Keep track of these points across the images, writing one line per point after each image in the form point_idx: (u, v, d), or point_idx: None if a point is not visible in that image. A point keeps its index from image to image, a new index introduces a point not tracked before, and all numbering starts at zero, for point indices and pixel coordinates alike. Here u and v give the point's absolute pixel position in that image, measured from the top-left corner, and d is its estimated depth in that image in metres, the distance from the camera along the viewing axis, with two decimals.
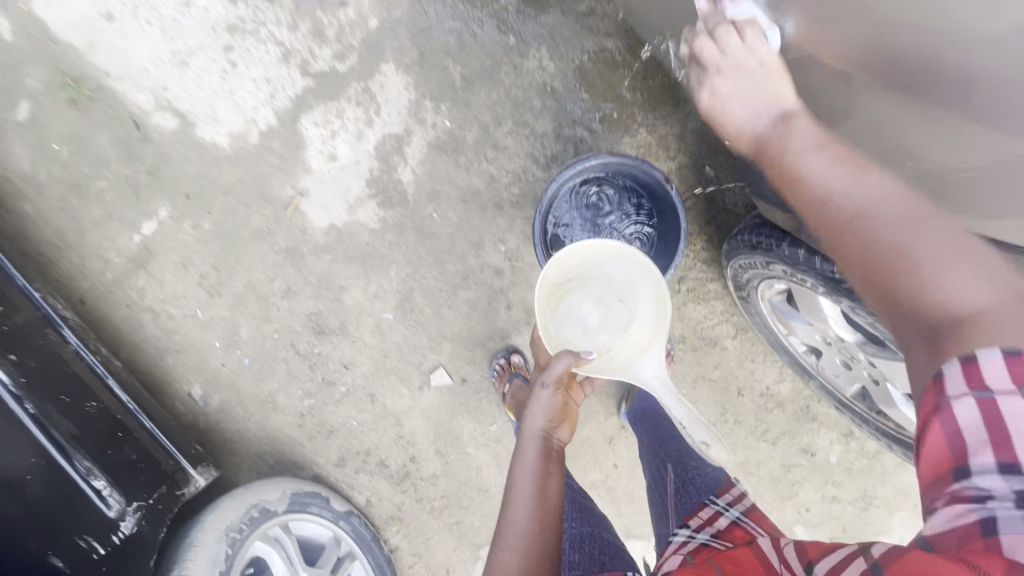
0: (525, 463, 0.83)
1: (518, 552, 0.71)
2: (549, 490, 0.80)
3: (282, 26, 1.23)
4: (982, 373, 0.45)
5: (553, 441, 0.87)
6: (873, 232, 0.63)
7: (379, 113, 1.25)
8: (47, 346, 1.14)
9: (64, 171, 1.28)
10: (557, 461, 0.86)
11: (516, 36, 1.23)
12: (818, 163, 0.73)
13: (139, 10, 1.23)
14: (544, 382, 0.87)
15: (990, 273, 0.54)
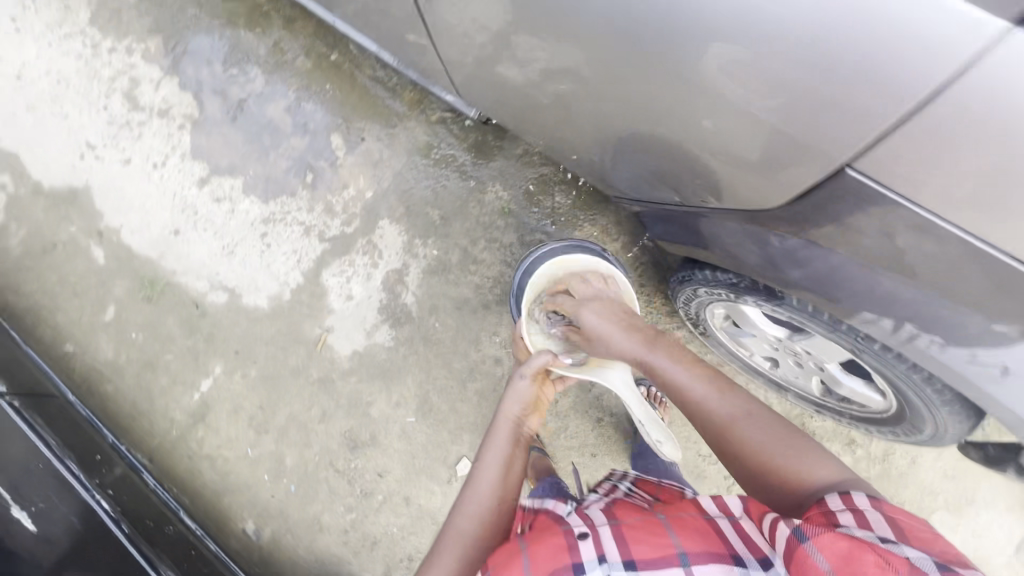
0: (497, 444, 1.00)
1: (472, 520, 0.90)
2: (513, 471, 0.97)
3: (303, 211, 1.64)
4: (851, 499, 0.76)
5: (523, 428, 1.04)
6: (749, 439, 0.90)
7: (381, 257, 1.60)
8: (134, 486, 1.46)
9: (140, 352, 1.59)
10: (523, 447, 1.02)
11: (475, 179, 1.62)
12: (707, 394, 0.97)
13: (198, 222, 1.66)
14: (522, 373, 1.07)
15: (797, 444, 0.88)
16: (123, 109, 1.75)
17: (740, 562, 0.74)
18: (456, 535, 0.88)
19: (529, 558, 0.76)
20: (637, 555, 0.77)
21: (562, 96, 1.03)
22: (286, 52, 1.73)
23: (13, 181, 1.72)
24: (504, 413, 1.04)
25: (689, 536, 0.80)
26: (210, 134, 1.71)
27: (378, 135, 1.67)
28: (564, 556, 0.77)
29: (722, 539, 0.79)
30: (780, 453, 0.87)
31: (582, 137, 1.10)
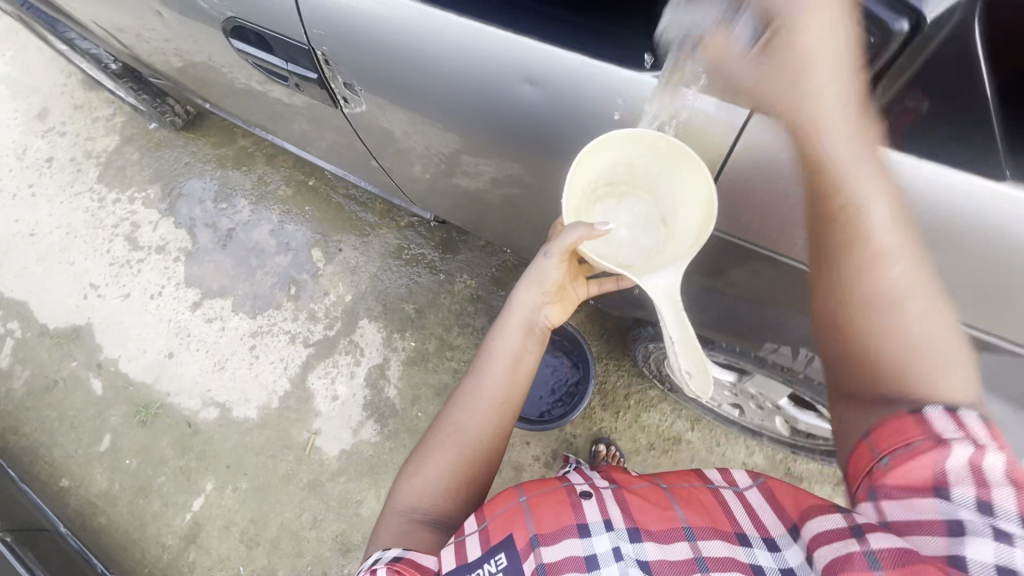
0: (509, 334, 0.85)
1: (477, 419, 0.80)
2: (523, 364, 0.85)
3: (289, 320, 1.76)
4: (967, 420, 0.49)
5: (539, 318, 0.87)
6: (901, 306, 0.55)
7: (363, 354, 1.69)
8: None
9: (133, 478, 1.62)
10: (538, 339, 0.87)
11: (444, 273, 1.76)
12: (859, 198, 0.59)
13: (192, 344, 1.77)
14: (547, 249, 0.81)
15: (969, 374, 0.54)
16: (124, 250, 1.94)
17: (745, 542, 0.58)
18: (458, 434, 0.80)
19: (534, 520, 0.63)
20: (643, 524, 0.61)
21: (510, 196, 1.15)
22: (268, 183, 1.97)
23: (21, 327, 1.86)
24: (518, 299, 0.85)
25: (696, 506, 0.63)
26: (202, 262, 1.88)
27: (353, 244, 1.84)
28: (568, 517, 0.62)
29: (727, 511, 0.62)
30: (905, 316, 0.54)
31: (532, 226, 1.24)
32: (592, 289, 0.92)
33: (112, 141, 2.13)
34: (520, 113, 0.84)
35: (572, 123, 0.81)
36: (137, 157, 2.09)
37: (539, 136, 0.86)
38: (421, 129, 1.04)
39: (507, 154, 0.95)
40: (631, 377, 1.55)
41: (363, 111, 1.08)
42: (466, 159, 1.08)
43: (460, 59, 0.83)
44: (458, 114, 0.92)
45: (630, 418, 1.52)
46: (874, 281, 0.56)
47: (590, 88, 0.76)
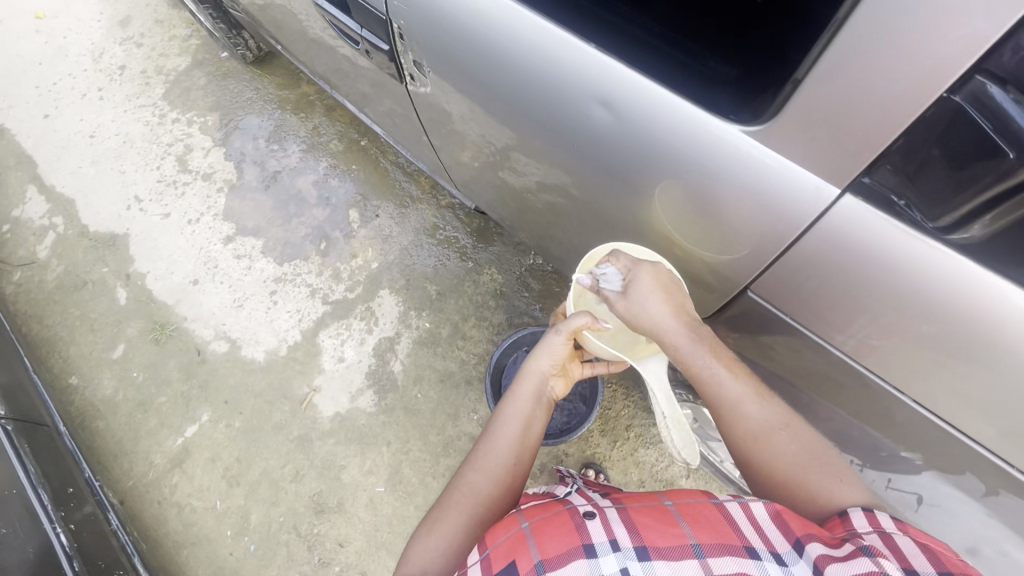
0: (520, 399, 0.90)
1: (489, 480, 0.82)
2: (532, 430, 0.88)
3: (312, 274, 1.77)
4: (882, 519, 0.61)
5: (547, 388, 0.93)
6: (773, 448, 0.73)
7: (377, 323, 1.69)
8: (94, 520, 1.45)
9: (136, 392, 1.67)
10: (545, 407, 0.92)
11: (473, 261, 1.74)
12: (734, 388, 0.76)
13: (216, 276, 1.80)
14: (559, 330, 0.92)
15: (828, 466, 0.71)
16: (173, 170, 1.98)
17: (754, 555, 0.57)
18: (469, 494, 0.80)
19: (537, 546, 0.59)
20: (650, 542, 0.58)
21: (553, 205, 1.11)
22: (322, 134, 1.97)
23: (64, 223, 1.92)
24: (531, 369, 0.92)
25: (703, 524, 0.61)
26: (243, 199, 1.90)
27: (390, 213, 1.83)
28: (572, 538, 0.59)
29: (733, 527, 0.60)
30: (806, 469, 0.71)
31: (574, 241, 1.20)
32: (588, 370, 1.00)
33: (184, 62, 2.17)
34: (594, 133, 0.79)
35: (645, 156, 0.75)
36: (203, 82, 2.12)
37: (586, 137, 0.81)
38: (481, 120, 1.01)
39: (554, 156, 0.92)
40: (636, 410, 1.52)
41: (426, 92, 1.07)
42: (516, 157, 1.05)
43: (538, 67, 0.78)
44: (517, 107, 0.87)
45: (626, 451, 1.48)
46: (774, 459, 0.73)
47: (670, 128, 0.69)
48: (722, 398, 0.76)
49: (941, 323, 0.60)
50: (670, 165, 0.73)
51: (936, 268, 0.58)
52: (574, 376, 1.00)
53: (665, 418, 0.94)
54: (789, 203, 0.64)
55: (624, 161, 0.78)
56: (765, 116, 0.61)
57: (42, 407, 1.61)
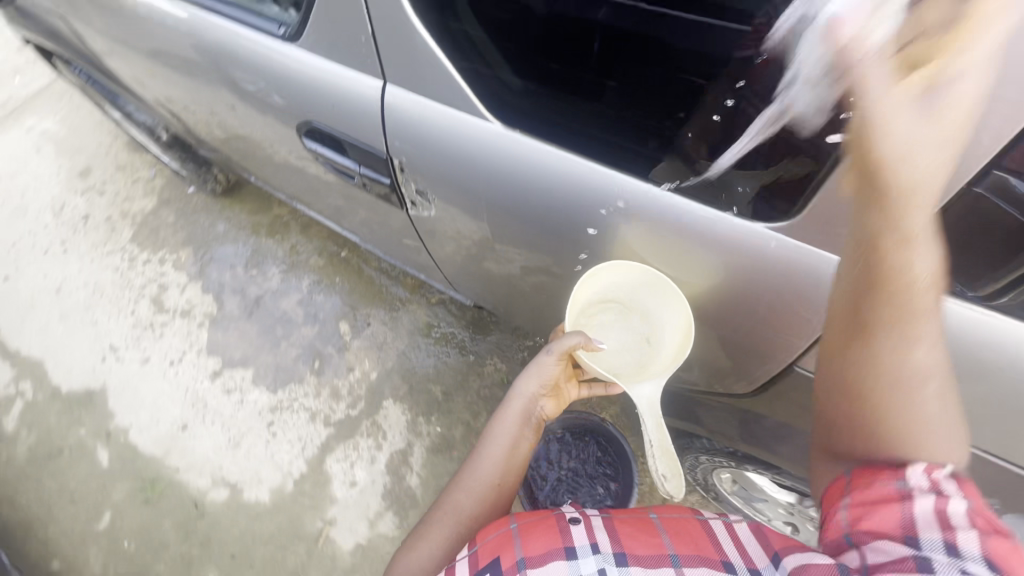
0: (508, 419, 0.94)
1: (473, 498, 0.88)
2: (519, 452, 0.93)
3: (310, 396, 1.70)
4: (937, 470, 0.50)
5: (536, 409, 0.96)
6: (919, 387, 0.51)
7: (385, 437, 1.62)
8: None
9: (129, 564, 1.51)
10: (533, 428, 0.96)
11: (473, 354, 1.72)
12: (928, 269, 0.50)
13: (206, 416, 1.70)
14: (549, 349, 0.94)
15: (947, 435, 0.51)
16: (148, 312, 1.91)
17: (730, 568, 0.56)
18: (454, 512, 0.87)
19: (521, 544, 0.60)
20: (629, 548, 0.58)
21: (542, 284, 1.15)
22: (300, 252, 1.98)
23: (34, 389, 1.81)
24: (519, 390, 0.95)
25: (684, 536, 0.61)
26: (227, 330, 1.85)
27: (382, 319, 1.81)
28: (555, 539, 0.60)
29: (713, 543, 0.59)
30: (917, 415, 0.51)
31: None
32: (585, 390, 1.06)
33: (150, 202, 2.17)
34: (559, 212, 0.90)
35: (605, 223, 0.86)
36: (172, 219, 2.11)
37: (563, 212, 0.89)
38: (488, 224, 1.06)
39: (540, 237, 0.99)
40: None
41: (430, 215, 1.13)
42: (500, 247, 1.12)
43: (524, 167, 0.88)
44: (511, 201, 0.95)
45: None
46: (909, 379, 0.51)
47: (619, 201, 0.80)
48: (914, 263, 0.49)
49: (986, 381, 0.64)
50: (637, 222, 0.81)
51: (987, 334, 0.61)
52: (567, 396, 1.04)
53: (650, 444, 0.85)
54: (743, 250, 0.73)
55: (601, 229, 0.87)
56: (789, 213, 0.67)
57: None
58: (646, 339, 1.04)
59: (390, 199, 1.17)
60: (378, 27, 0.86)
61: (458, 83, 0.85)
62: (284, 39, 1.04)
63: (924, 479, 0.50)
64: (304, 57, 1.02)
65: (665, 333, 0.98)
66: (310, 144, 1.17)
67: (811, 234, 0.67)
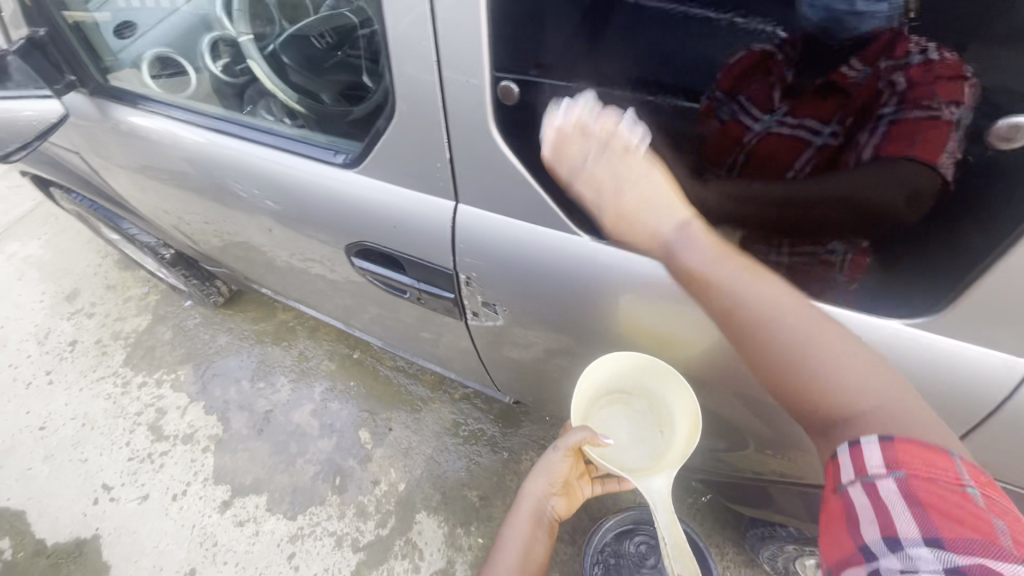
0: (520, 522, 0.91)
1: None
2: (533, 557, 0.89)
3: (333, 518, 1.56)
4: (864, 460, 0.50)
5: (547, 508, 0.92)
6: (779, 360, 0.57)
7: (423, 556, 1.47)
8: None
9: None
10: (546, 529, 0.92)
11: (507, 450, 1.63)
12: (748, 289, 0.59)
13: (218, 556, 1.53)
14: (557, 445, 0.89)
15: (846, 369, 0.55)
16: (146, 442, 1.76)
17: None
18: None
19: None
20: None
21: (565, 368, 1.11)
22: (310, 358, 1.90)
23: (13, 546, 1.60)
24: (528, 490, 0.91)
25: None
26: (235, 451, 1.71)
27: (404, 421, 1.72)
28: None
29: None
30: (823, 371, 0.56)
31: None
32: (599, 488, 0.99)
33: (143, 321, 2.08)
34: (564, 300, 0.93)
35: (608, 304, 0.89)
36: (169, 336, 2.02)
37: (589, 294, 0.89)
38: (530, 317, 1.00)
39: (568, 325, 0.97)
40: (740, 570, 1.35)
41: (494, 324, 1.08)
42: (522, 334, 1.08)
43: (561, 250, 0.87)
44: (541, 290, 0.93)
45: None
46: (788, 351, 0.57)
47: (642, 280, 0.83)
48: (734, 279, 0.59)
49: None
50: (665, 294, 0.83)
51: None
52: (581, 494, 0.97)
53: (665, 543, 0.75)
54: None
55: (624, 308, 0.88)
56: (933, 309, 0.65)
57: None
58: (659, 427, 0.96)
59: (450, 311, 1.10)
60: (457, 150, 0.83)
61: (537, 189, 0.82)
62: (343, 166, 1.01)
63: (855, 477, 0.50)
64: (361, 180, 0.99)
65: (675, 421, 0.93)
66: (360, 262, 1.14)
67: (963, 328, 0.64)
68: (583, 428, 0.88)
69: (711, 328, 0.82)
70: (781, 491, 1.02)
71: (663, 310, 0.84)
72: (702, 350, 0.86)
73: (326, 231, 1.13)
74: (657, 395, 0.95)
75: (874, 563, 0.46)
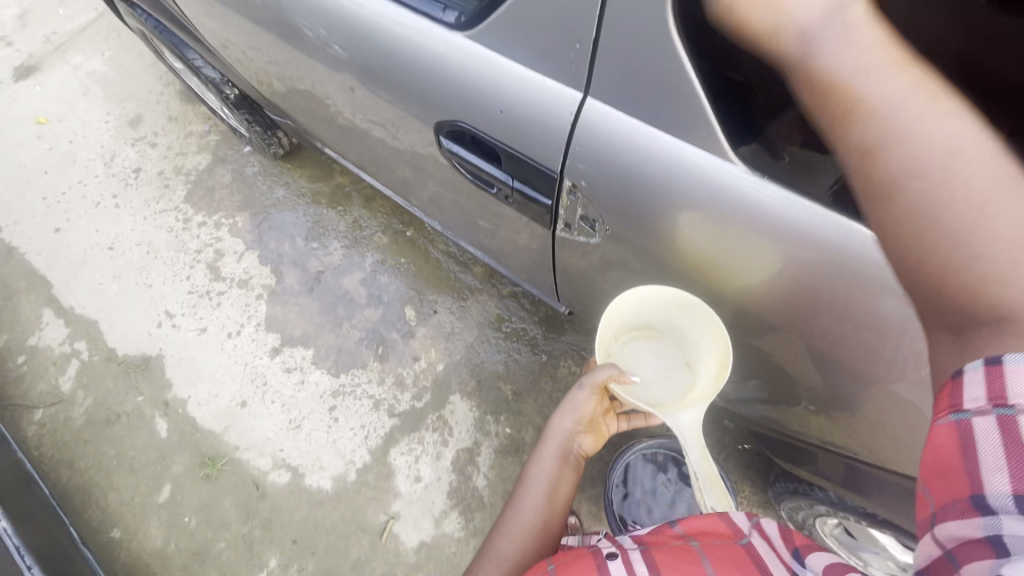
0: (545, 461, 0.88)
1: (514, 543, 0.81)
2: (560, 494, 0.86)
3: (373, 383, 1.64)
4: (1006, 378, 0.37)
5: (573, 446, 0.89)
6: (907, 201, 0.43)
7: (452, 433, 1.56)
8: None
9: (191, 539, 1.50)
10: (573, 466, 0.89)
11: (546, 353, 1.64)
12: (896, 102, 0.45)
13: (267, 395, 1.65)
14: (581, 383, 0.88)
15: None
16: (205, 279, 1.84)
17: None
18: (496, 557, 0.80)
19: None
20: None
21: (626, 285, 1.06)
22: (364, 228, 1.88)
23: (89, 349, 1.76)
24: (554, 428, 0.89)
25: (726, 562, 0.54)
26: (287, 304, 1.77)
27: (450, 308, 1.73)
28: None
29: (754, 556, 0.55)
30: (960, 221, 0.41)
31: None
32: (624, 425, 0.98)
33: (204, 160, 2.06)
34: (626, 213, 0.85)
35: (670, 221, 0.81)
36: (228, 180, 2.01)
37: (661, 211, 0.81)
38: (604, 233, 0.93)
39: (637, 244, 0.90)
40: (751, 506, 1.36)
41: (583, 241, 1.00)
42: (589, 245, 1.00)
43: (640, 153, 0.78)
44: (610, 199, 0.85)
45: None
46: (915, 198, 0.43)
47: (727, 201, 0.74)
48: (859, 113, 0.46)
49: None
50: (748, 220, 0.74)
51: None
52: (607, 431, 0.96)
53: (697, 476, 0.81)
54: (809, 241, 0.71)
55: (689, 233, 0.81)
56: None
57: (87, 570, 1.39)
58: (685, 362, 1.04)
59: (538, 218, 1.01)
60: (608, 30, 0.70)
61: (685, 87, 0.69)
62: (453, 28, 0.88)
63: (982, 401, 0.38)
64: (476, 51, 0.86)
65: (702, 361, 0.98)
66: (449, 147, 1.05)
67: None
68: (610, 365, 0.88)
69: (778, 265, 0.76)
70: (834, 461, 0.99)
71: (736, 240, 0.76)
72: (778, 296, 0.80)
73: (417, 104, 1.01)
74: (681, 333, 1.01)
75: (996, 545, 0.35)
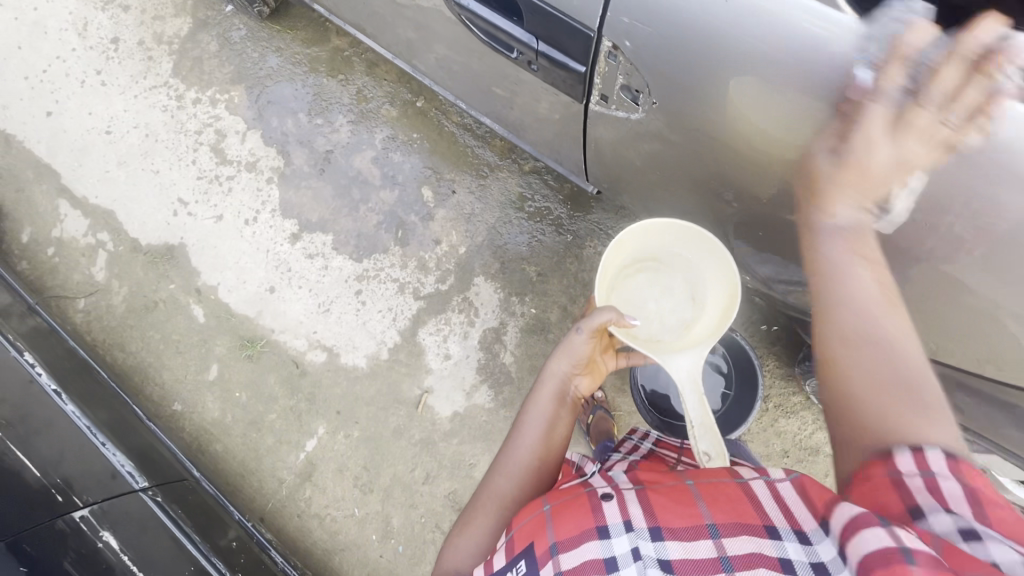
0: (541, 401, 0.85)
1: (512, 481, 0.79)
2: (556, 433, 0.83)
3: (396, 267, 1.63)
4: None
5: (570, 387, 0.87)
6: (858, 376, 0.63)
7: (478, 314, 1.58)
8: (241, 542, 1.47)
9: (245, 411, 1.63)
10: (570, 407, 0.86)
11: (571, 233, 1.57)
12: (862, 314, 0.66)
13: (293, 280, 1.67)
14: (578, 327, 0.86)
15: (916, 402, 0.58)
16: (211, 163, 1.75)
17: (774, 535, 0.54)
18: (493, 495, 0.78)
19: (554, 528, 0.60)
20: (663, 522, 0.57)
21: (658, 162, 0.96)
22: (369, 99, 1.71)
23: (111, 239, 1.76)
24: (550, 369, 0.86)
25: (721, 503, 0.59)
26: (299, 187, 1.70)
27: (469, 187, 1.63)
28: (587, 520, 0.59)
29: (755, 504, 0.58)
30: (878, 384, 0.61)
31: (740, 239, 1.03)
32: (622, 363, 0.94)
33: (184, 24, 1.83)
34: (680, 83, 0.77)
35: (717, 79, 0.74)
36: (215, 48, 1.80)
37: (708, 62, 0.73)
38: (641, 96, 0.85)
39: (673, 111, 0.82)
40: (774, 379, 1.39)
41: (619, 113, 0.91)
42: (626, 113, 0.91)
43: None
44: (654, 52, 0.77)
45: (766, 422, 1.38)
46: (869, 367, 0.63)
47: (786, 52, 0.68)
48: (847, 311, 0.67)
49: None
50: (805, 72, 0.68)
51: None
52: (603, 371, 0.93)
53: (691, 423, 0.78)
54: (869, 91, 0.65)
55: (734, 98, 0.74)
56: None
57: (155, 440, 1.57)
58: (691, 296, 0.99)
59: (569, 89, 0.92)
60: None
61: None
62: None
63: None
64: None
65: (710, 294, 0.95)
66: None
67: None
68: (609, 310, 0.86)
69: None
70: None
71: (787, 101, 0.71)
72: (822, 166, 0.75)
73: None
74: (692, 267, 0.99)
75: None
